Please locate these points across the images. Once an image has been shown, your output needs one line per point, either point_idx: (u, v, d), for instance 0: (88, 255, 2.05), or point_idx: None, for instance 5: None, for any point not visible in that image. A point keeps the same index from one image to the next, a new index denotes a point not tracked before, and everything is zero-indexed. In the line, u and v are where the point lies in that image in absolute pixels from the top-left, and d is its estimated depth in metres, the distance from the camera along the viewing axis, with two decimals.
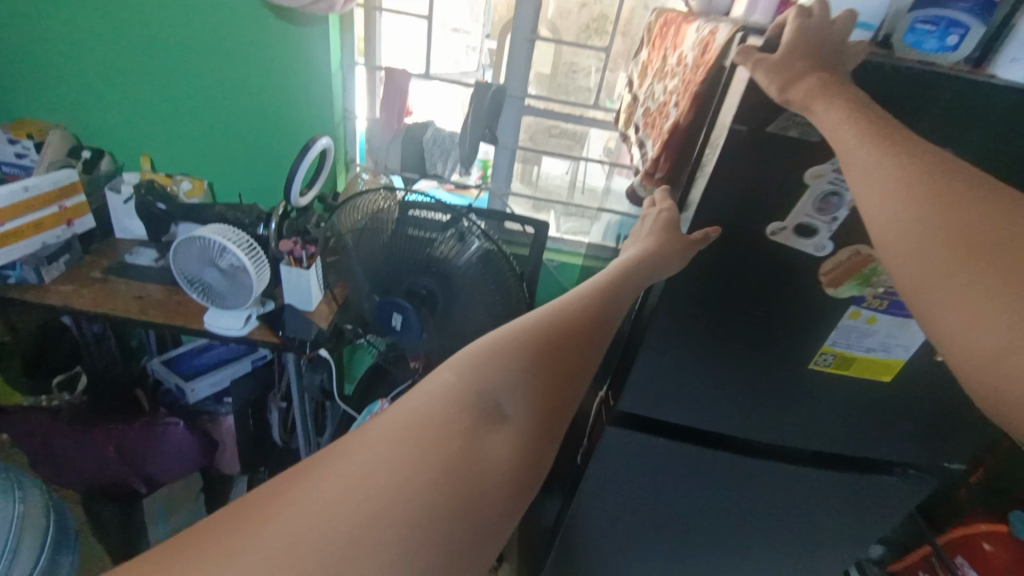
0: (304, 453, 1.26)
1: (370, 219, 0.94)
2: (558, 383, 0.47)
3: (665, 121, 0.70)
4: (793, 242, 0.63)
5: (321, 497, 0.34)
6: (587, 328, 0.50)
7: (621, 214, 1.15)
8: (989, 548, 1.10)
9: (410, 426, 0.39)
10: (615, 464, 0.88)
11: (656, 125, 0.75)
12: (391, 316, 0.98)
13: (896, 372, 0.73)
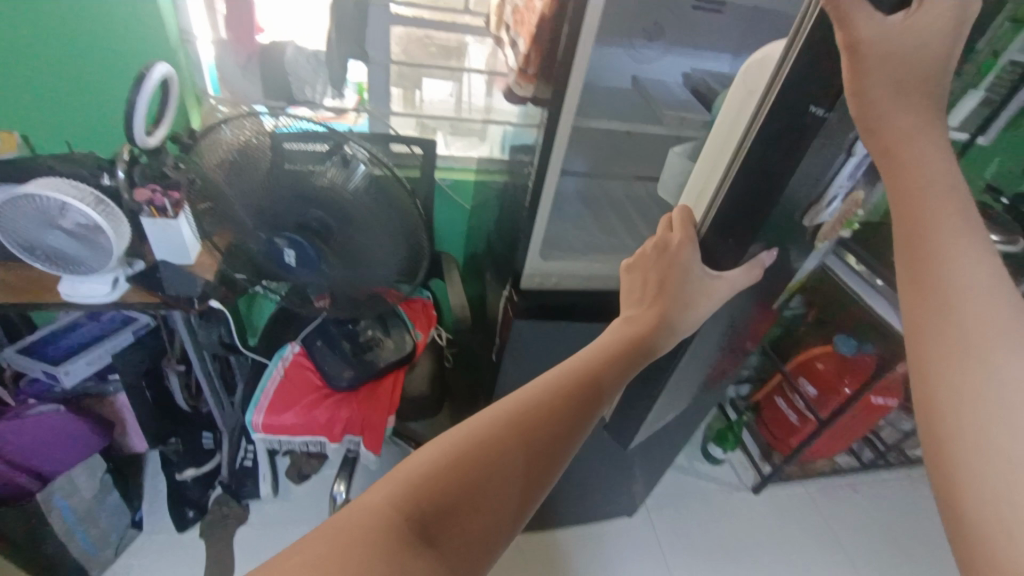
0: (219, 411, 1.22)
1: (239, 152, 0.86)
2: (565, 443, 0.50)
3: (532, 15, 0.69)
4: (819, 214, 0.68)
5: (307, 553, 0.38)
6: (588, 396, 0.52)
7: (508, 124, 1.10)
8: (820, 366, 1.46)
9: (414, 489, 0.42)
10: (529, 367, 0.93)
11: (525, 21, 0.73)
12: (282, 253, 0.93)
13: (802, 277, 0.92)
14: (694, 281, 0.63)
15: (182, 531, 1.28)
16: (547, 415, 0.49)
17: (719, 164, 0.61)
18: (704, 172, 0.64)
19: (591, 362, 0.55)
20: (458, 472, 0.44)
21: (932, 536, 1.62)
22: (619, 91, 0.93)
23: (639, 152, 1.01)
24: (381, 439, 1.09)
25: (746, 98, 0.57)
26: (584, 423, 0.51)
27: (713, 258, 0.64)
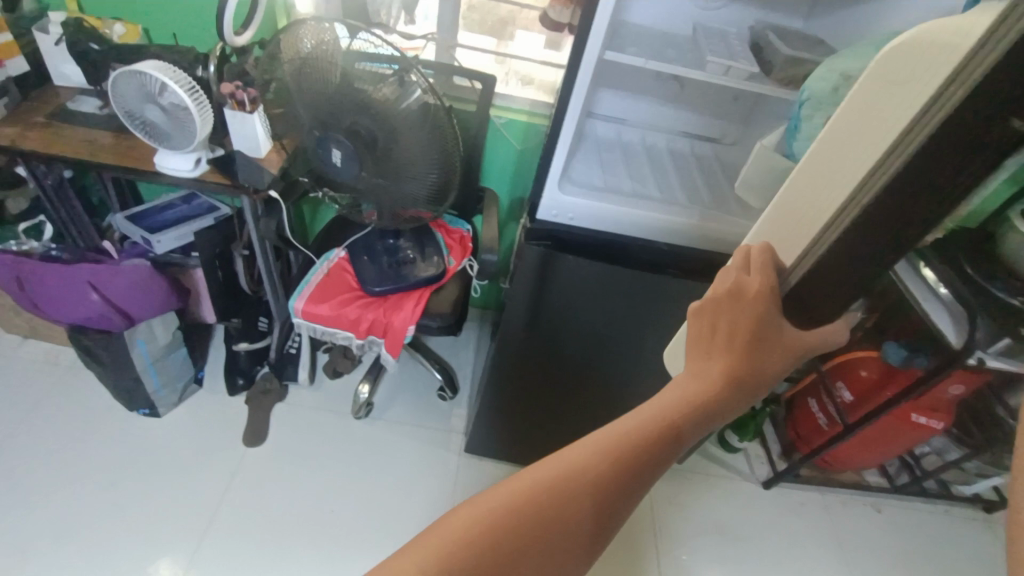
0: (273, 299, 1.39)
1: (316, 53, 0.94)
2: (626, 488, 0.47)
3: None
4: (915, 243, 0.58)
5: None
6: (657, 444, 0.48)
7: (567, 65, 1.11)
8: (863, 372, 1.36)
9: (465, 539, 0.43)
10: (535, 299, 0.95)
11: None
12: (330, 151, 1.02)
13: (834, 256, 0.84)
14: (780, 334, 0.54)
15: (231, 395, 1.49)
16: (604, 471, 0.46)
17: (831, 185, 0.52)
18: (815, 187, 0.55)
19: (664, 403, 0.50)
20: (506, 541, 0.44)
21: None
22: (672, 37, 0.91)
23: (681, 103, 1.02)
24: (400, 343, 1.20)
25: (883, 101, 0.46)
26: (657, 466, 0.49)
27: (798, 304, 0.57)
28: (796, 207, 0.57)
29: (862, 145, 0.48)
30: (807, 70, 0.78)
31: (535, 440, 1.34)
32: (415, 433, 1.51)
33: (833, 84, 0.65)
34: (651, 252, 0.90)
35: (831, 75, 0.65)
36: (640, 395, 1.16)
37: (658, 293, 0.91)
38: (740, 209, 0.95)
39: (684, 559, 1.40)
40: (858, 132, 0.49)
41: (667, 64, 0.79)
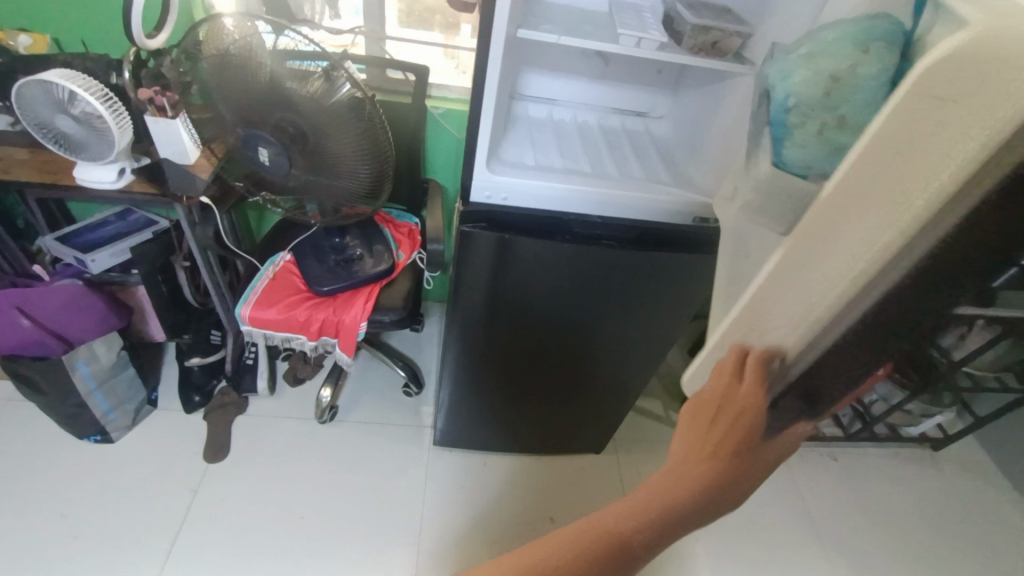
0: (220, 309, 1.35)
1: (239, 49, 0.91)
2: None
3: None
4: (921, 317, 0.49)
5: None
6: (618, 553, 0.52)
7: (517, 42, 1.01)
8: None
9: None
10: (481, 281, 0.96)
11: None
12: (257, 149, 1.00)
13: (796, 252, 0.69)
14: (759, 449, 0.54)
15: (187, 412, 1.45)
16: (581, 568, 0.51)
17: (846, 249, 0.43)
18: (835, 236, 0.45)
19: (639, 518, 0.53)
20: None
21: (919, 515, 1.57)
22: (590, 13, 0.92)
23: (608, 80, 1.04)
24: (353, 341, 1.19)
25: (923, 132, 0.36)
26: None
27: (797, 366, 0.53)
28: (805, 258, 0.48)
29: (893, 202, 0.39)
30: (714, 35, 0.81)
31: (502, 425, 1.36)
32: (382, 431, 1.50)
33: (822, 87, 0.51)
34: (583, 225, 0.92)
35: (817, 77, 0.51)
36: (596, 372, 1.17)
37: (599, 266, 0.93)
38: (670, 178, 0.97)
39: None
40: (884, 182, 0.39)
41: (581, 38, 0.80)
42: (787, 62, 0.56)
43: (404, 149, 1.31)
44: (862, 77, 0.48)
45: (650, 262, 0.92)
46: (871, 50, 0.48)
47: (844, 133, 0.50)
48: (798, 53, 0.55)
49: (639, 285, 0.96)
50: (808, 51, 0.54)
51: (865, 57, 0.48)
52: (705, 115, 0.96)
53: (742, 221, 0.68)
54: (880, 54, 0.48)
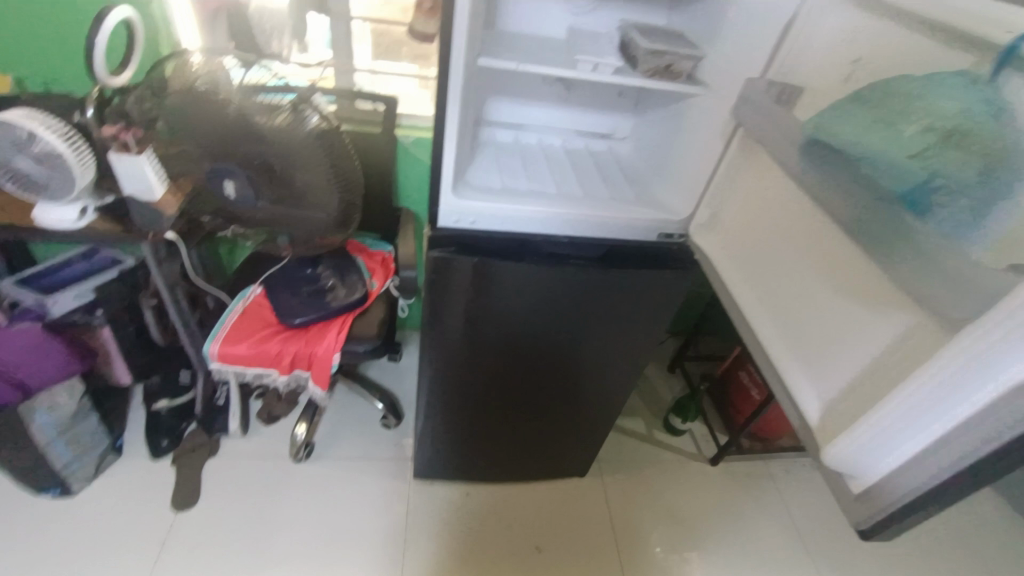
0: (189, 347, 1.32)
1: (206, 85, 0.92)
2: None
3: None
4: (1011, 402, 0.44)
5: None
6: None
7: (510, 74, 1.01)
8: None
9: None
10: (460, 307, 0.95)
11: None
12: (223, 183, 0.99)
13: (848, 319, 0.64)
14: None
15: (154, 458, 1.38)
16: None
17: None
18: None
19: None
20: None
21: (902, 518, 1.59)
22: (551, 41, 0.95)
23: (572, 105, 1.07)
24: (327, 374, 1.17)
25: None
26: None
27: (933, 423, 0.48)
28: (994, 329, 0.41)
29: None
30: (668, 59, 0.85)
31: (486, 452, 1.33)
32: (361, 466, 1.46)
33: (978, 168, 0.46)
34: (551, 245, 0.93)
35: (970, 157, 0.46)
36: (579, 393, 1.16)
37: (574, 286, 0.92)
38: (637, 197, 0.99)
39: (657, 552, 1.39)
40: None
41: (540, 65, 0.82)
42: (901, 141, 0.50)
43: (376, 177, 1.32)
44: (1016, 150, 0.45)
45: (620, 280, 0.92)
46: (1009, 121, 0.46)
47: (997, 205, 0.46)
48: (915, 130, 0.49)
49: (614, 304, 0.96)
50: (928, 129, 0.49)
51: (1009, 132, 0.46)
52: (668, 134, 0.99)
53: (828, 260, 0.67)
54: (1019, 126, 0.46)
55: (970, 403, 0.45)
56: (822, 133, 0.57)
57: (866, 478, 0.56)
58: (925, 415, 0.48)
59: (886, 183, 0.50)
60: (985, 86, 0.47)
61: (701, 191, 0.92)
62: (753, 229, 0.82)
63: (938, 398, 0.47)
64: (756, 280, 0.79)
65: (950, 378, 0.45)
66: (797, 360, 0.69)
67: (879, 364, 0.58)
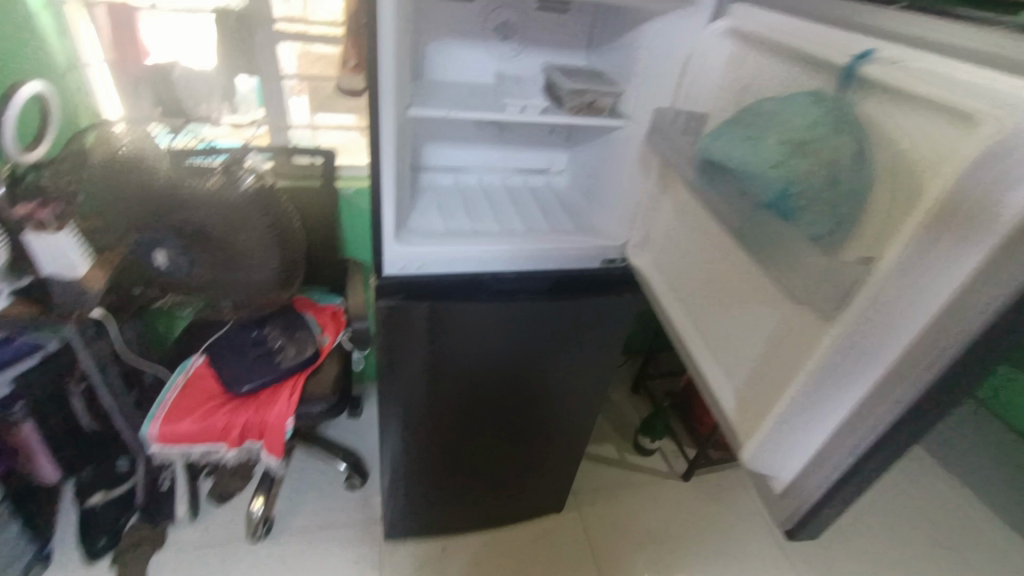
0: (126, 431, 1.22)
1: (132, 154, 0.90)
2: None
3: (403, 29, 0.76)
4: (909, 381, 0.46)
5: None
6: None
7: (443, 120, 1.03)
8: None
9: None
10: (415, 353, 0.94)
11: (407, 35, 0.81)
12: (152, 253, 0.95)
13: (752, 320, 0.67)
14: None
15: (91, 562, 1.25)
16: None
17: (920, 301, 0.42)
18: (928, 279, 0.42)
19: None
20: None
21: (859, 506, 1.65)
22: (478, 87, 0.99)
23: (506, 144, 1.11)
24: (279, 441, 1.10)
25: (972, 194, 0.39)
26: None
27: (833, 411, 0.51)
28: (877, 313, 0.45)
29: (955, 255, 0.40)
30: (590, 97, 0.89)
31: (455, 502, 1.27)
32: (325, 535, 1.37)
33: (823, 172, 0.51)
34: (501, 282, 0.94)
35: (816, 166, 0.51)
36: (544, 427, 1.15)
37: (526, 320, 0.93)
38: (576, 228, 1.02)
39: None
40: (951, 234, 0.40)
41: (470, 110, 0.85)
42: (763, 153, 0.54)
43: (318, 229, 1.30)
44: (851, 153, 0.50)
45: (571, 309, 0.94)
46: (846, 131, 0.51)
47: (845, 206, 0.50)
48: (774, 142, 0.54)
49: (567, 333, 0.98)
50: (783, 141, 0.53)
51: (848, 140, 0.50)
52: (599, 166, 1.04)
53: (726, 268, 0.72)
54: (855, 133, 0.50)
55: (860, 381, 0.48)
56: (712, 153, 0.62)
57: (782, 475, 0.56)
58: (827, 399, 0.50)
59: (762, 192, 0.55)
60: (826, 102, 0.53)
61: (632, 215, 0.96)
62: (674, 248, 0.85)
63: (840, 382, 0.49)
64: (682, 295, 0.82)
65: (839, 357, 0.48)
66: (718, 367, 0.71)
67: (775, 361, 0.60)
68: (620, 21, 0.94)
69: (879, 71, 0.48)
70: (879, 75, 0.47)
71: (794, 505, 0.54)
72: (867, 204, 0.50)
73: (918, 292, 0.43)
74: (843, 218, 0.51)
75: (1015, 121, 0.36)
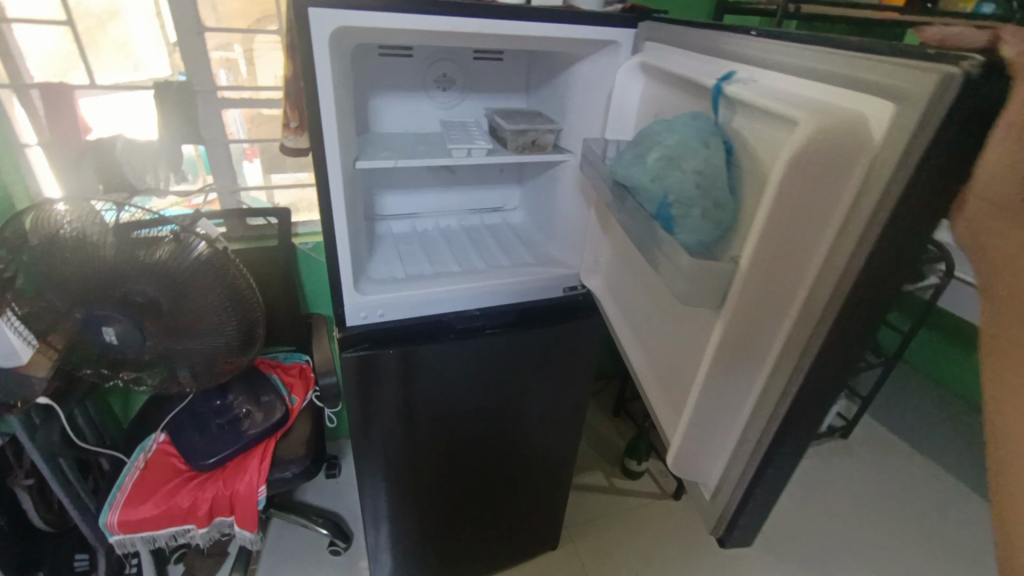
0: (82, 523, 1.13)
1: (73, 230, 0.86)
2: None
3: (343, 86, 0.79)
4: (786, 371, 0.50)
5: None
6: None
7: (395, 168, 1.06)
8: None
9: None
10: (387, 403, 0.92)
11: (348, 91, 0.84)
12: (101, 330, 0.91)
13: (666, 327, 0.71)
14: None
15: None
16: None
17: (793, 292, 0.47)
18: (786, 276, 0.48)
19: None
20: None
21: (800, 471, 1.74)
22: (424, 135, 1.02)
23: (458, 186, 1.14)
24: (252, 511, 1.05)
25: (811, 191, 0.43)
26: None
27: (740, 401, 0.54)
28: (752, 307, 0.49)
29: (812, 250, 0.46)
30: (532, 135, 0.94)
31: (444, 552, 1.22)
32: None
33: (692, 182, 0.54)
34: (465, 319, 0.94)
35: (684, 175, 0.55)
36: (525, 462, 1.14)
37: (494, 357, 0.94)
38: (536, 259, 1.05)
39: None
40: (795, 230, 0.45)
41: (417, 158, 0.88)
42: (648, 170, 0.60)
43: (276, 288, 1.28)
44: (719, 167, 0.53)
45: (536, 338, 0.95)
46: (713, 144, 0.55)
47: (723, 211, 0.52)
48: (652, 160, 0.60)
49: (539, 364, 0.98)
50: (660, 158, 0.59)
51: (713, 150, 0.54)
52: (549, 198, 1.08)
53: (645, 279, 0.77)
54: (722, 148, 0.54)
55: (753, 370, 0.52)
56: (617, 176, 0.68)
57: (709, 475, 0.60)
58: (734, 392, 0.54)
59: (648, 206, 0.60)
60: (700, 120, 0.58)
61: (583, 242, 0.99)
62: (615, 272, 0.89)
63: (738, 373, 0.53)
64: (625, 313, 0.86)
65: (727, 352, 0.52)
66: (649, 370, 0.75)
67: (689, 360, 0.63)
68: (554, 64, 1.00)
69: (741, 89, 0.51)
70: (739, 92, 0.51)
71: (721, 509, 0.56)
72: (743, 214, 0.53)
73: (785, 283, 0.48)
74: (724, 225, 0.53)
75: (822, 125, 0.40)
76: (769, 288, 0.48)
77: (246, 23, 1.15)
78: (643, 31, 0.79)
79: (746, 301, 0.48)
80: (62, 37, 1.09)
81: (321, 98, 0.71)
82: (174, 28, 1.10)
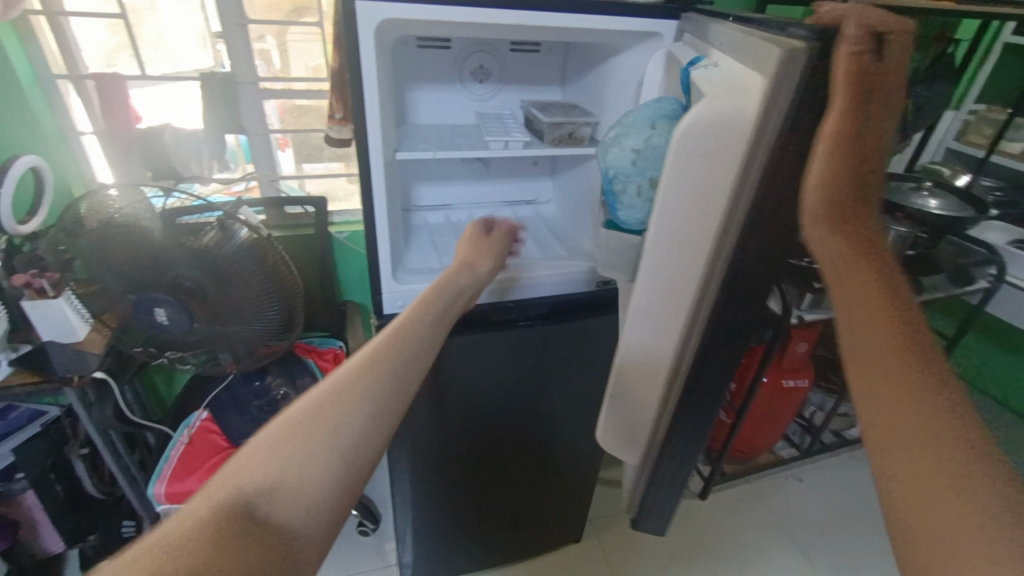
0: (130, 494, 1.20)
1: (124, 215, 0.90)
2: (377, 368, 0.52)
3: (384, 78, 0.80)
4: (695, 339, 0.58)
5: None
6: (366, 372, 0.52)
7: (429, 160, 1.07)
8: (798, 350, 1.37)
9: None
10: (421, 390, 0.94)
11: (388, 83, 0.85)
12: (153, 312, 0.97)
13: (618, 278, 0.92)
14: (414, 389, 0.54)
15: None
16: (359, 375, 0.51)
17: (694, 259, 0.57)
18: (690, 247, 0.58)
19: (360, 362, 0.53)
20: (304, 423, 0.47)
21: (809, 467, 1.72)
22: (460, 127, 1.03)
23: (490, 179, 1.15)
24: None
25: (705, 169, 0.53)
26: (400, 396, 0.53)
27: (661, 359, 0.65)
28: (667, 272, 0.60)
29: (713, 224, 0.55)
30: (568, 128, 0.93)
31: (470, 538, 1.24)
32: None
33: (629, 158, 0.70)
34: (499, 311, 0.94)
35: (625, 153, 0.70)
36: (553, 453, 1.15)
37: (526, 347, 0.94)
38: (568, 253, 1.05)
39: None
40: (696, 206, 0.55)
41: (454, 150, 0.88)
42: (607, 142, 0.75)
43: (313, 275, 1.32)
44: (654, 146, 0.68)
45: (565, 333, 0.96)
46: (660, 126, 0.68)
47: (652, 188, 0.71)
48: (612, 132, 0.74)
49: (570, 356, 0.99)
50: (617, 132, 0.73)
51: (656, 130, 0.68)
52: (582, 191, 1.07)
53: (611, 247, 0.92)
54: (664, 128, 0.68)
55: (667, 328, 0.63)
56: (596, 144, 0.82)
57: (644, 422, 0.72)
58: (655, 348, 0.65)
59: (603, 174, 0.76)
60: (659, 102, 0.70)
61: None
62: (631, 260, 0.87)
63: (662, 332, 0.64)
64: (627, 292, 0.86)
65: (646, 310, 0.63)
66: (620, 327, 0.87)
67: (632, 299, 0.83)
68: (589, 56, 0.99)
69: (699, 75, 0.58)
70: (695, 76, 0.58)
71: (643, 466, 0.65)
72: None
73: (691, 253, 0.58)
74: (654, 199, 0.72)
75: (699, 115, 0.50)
76: (680, 253, 0.58)
77: (285, 15, 1.18)
78: (684, 22, 0.78)
79: (657, 265, 0.59)
80: (117, 32, 1.14)
81: (365, 90, 0.73)
82: (219, 21, 1.13)
